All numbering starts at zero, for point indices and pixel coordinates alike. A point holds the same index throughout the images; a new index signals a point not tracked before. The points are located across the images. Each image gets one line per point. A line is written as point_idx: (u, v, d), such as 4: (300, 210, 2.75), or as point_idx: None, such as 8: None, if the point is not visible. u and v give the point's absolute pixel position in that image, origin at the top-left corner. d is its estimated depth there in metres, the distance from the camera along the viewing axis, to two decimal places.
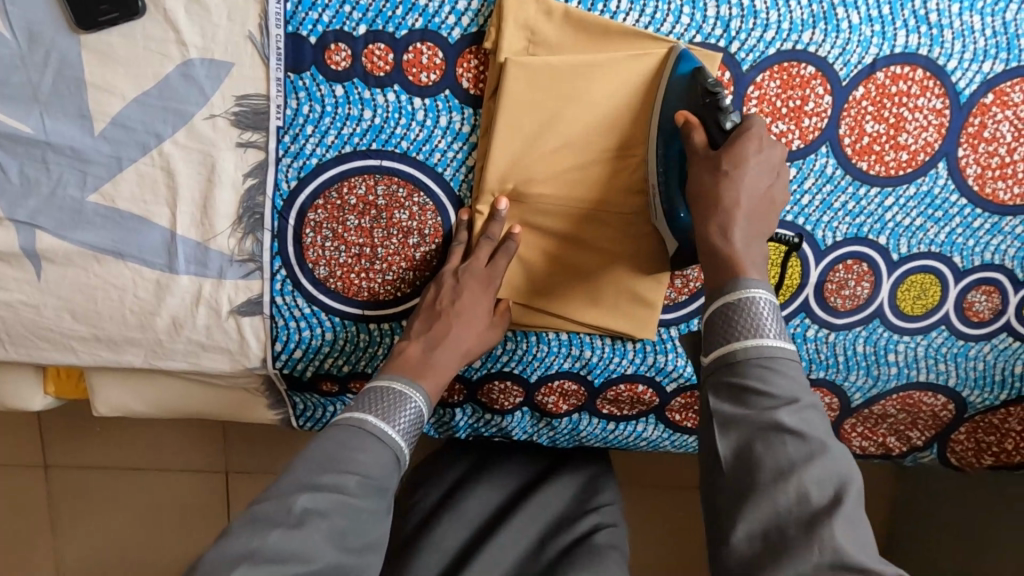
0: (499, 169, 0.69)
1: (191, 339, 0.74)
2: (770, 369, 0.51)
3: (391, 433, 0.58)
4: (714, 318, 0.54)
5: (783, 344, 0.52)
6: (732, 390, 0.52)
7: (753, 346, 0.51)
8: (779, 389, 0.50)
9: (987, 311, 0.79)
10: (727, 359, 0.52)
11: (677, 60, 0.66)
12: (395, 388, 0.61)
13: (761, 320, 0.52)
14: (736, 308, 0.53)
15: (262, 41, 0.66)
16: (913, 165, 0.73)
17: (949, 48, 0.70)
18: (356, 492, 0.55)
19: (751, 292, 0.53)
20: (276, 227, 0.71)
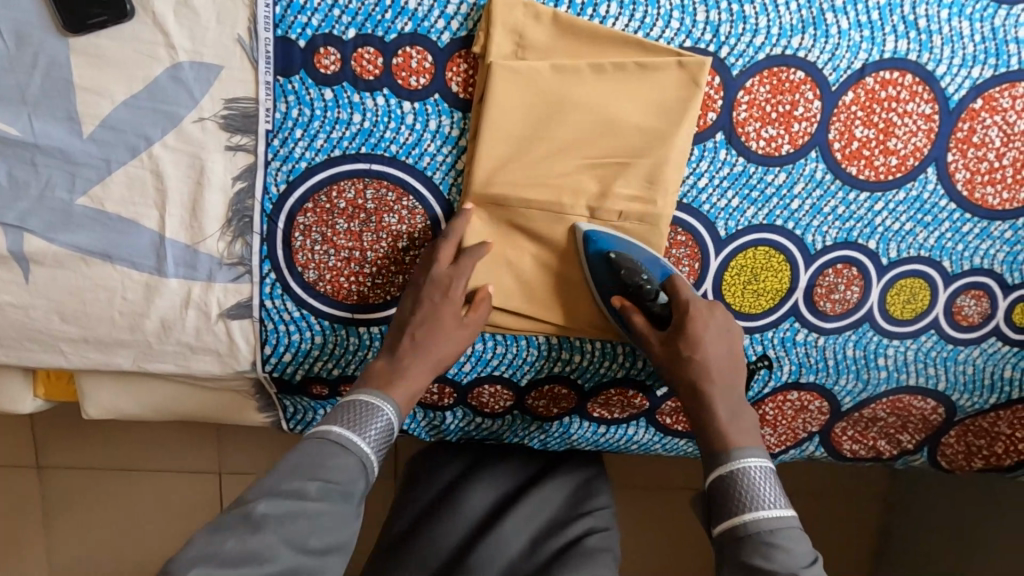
0: (488, 173, 0.69)
1: (181, 342, 0.74)
2: (772, 540, 0.56)
3: (351, 437, 0.58)
4: (714, 492, 0.61)
5: (783, 517, 0.57)
6: (742, 568, 0.56)
7: (750, 519, 0.57)
8: (784, 564, 0.54)
9: (977, 316, 0.79)
10: (733, 534, 0.58)
11: (585, 245, 0.71)
12: (363, 399, 0.61)
13: (755, 492, 0.58)
14: (731, 483, 0.60)
15: (251, 44, 0.66)
16: (902, 170, 0.74)
17: (938, 54, 0.70)
18: (314, 498, 0.55)
19: (741, 464, 0.60)
20: (266, 230, 0.71)
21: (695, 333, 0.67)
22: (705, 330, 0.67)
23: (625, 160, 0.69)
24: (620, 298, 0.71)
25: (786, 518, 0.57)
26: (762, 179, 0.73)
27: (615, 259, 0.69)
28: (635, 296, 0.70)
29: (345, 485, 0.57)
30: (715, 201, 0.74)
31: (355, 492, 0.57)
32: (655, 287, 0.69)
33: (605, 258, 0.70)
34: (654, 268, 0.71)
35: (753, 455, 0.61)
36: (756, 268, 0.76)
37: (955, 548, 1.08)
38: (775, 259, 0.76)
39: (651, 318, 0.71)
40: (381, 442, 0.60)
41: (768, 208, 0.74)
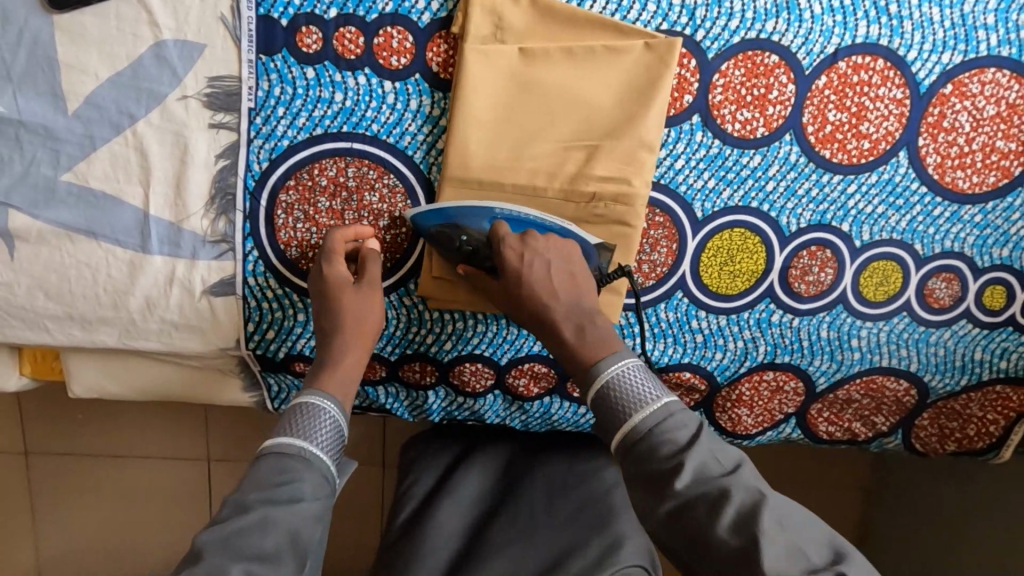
0: (466, 152, 0.70)
1: (165, 319, 0.75)
2: (656, 432, 0.57)
3: (282, 439, 0.59)
4: (597, 410, 0.61)
5: (662, 406, 0.58)
6: (641, 472, 0.56)
7: (633, 424, 0.57)
8: (672, 452, 0.55)
9: (947, 298, 0.81)
10: (625, 444, 0.58)
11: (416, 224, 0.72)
12: (297, 402, 0.63)
13: (627, 395, 0.59)
14: (608, 395, 0.60)
15: (234, 23, 0.67)
16: (874, 154, 0.75)
17: (909, 39, 0.72)
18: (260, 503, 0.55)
19: (607, 375, 0.60)
20: (248, 208, 0.72)
21: (515, 269, 0.66)
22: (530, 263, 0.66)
23: (601, 140, 0.71)
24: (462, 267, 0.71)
25: (664, 407, 0.58)
26: (737, 161, 0.75)
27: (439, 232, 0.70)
28: (470, 259, 0.69)
29: (289, 487, 0.57)
30: (692, 182, 0.75)
31: (305, 486, 0.57)
32: (477, 240, 0.69)
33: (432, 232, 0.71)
34: (479, 221, 0.70)
35: (619, 359, 0.61)
36: (732, 250, 0.78)
37: (933, 530, 1.10)
38: (751, 240, 0.77)
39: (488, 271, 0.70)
40: (321, 435, 0.61)
41: (743, 190, 0.76)
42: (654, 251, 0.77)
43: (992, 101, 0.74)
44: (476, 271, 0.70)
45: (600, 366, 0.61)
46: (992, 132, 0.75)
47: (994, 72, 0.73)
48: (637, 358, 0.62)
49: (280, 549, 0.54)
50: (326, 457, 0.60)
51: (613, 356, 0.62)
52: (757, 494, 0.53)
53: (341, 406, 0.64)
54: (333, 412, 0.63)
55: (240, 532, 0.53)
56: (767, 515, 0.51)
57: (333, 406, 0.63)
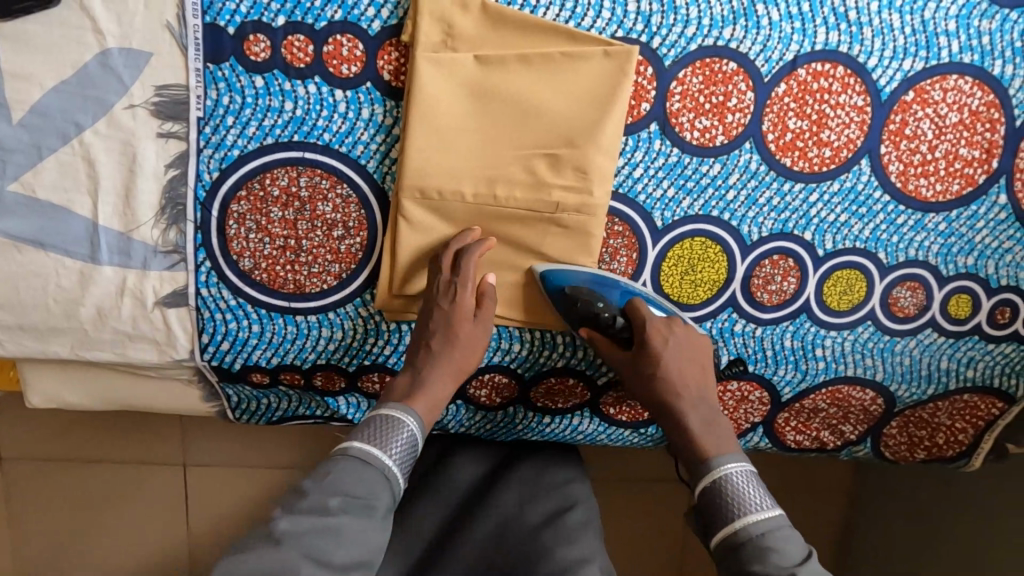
0: (420, 161, 0.69)
1: (119, 330, 0.74)
2: (764, 542, 0.58)
3: (367, 451, 0.61)
4: (705, 502, 0.63)
5: (772, 518, 0.59)
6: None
7: (743, 525, 0.59)
8: (781, 563, 0.56)
9: (912, 307, 0.80)
10: (729, 542, 0.60)
11: (544, 280, 0.73)
12: (384, 414, 0.64)
13: (742, 497, 0.61)
14: (719, 492, 0.62)
15: (180, 31, 0.66)
16: (836, 162, 0.74)
17: (869, 46, 0.71)
18: (333, 512, 0.57)
19: (723, 471, 0.63)
20: (199, 218, 0.71)
21: (654, 350, 0.69)
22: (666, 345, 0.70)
23: (558, 149, 0.70)
24: (585, 329, 0.72)
25: (776, 519, 0.60)
26: (697, 170, 0.74)
27: (571, 292, 0.70)
28: (595, 325, 0.71)
29: (365, 496, 0.59)
30: (651, 191, 0.74)
31: (377, 506, 0.59)
32: (613, 311, 0.70)
33: (563, 291, 0.71)
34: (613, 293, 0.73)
35: (735, 460, 0.64)
36: (693, 259, 0.77)
37: (907, 537, 1.10)
38: (712, 250, 0.76)
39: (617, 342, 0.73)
40: (397, 449, 0.62)
41: (704, 199, 0.75)
42: (614, 261, 0.76)
43: (955, 108, 0.73)
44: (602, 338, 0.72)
45: (720, 458, 0.64)
46: (956, 140, 0.74)
47: (957, 78, 0.72)
48: (750, 465, 0.65)
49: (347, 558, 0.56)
50: (400, 470, 0.63)
51: (733, 454, 0.65)
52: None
53: (421, 422, 0.66)
54: (413, 428, 0.64)
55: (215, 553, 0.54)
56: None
57: (413, 422, 0.64)
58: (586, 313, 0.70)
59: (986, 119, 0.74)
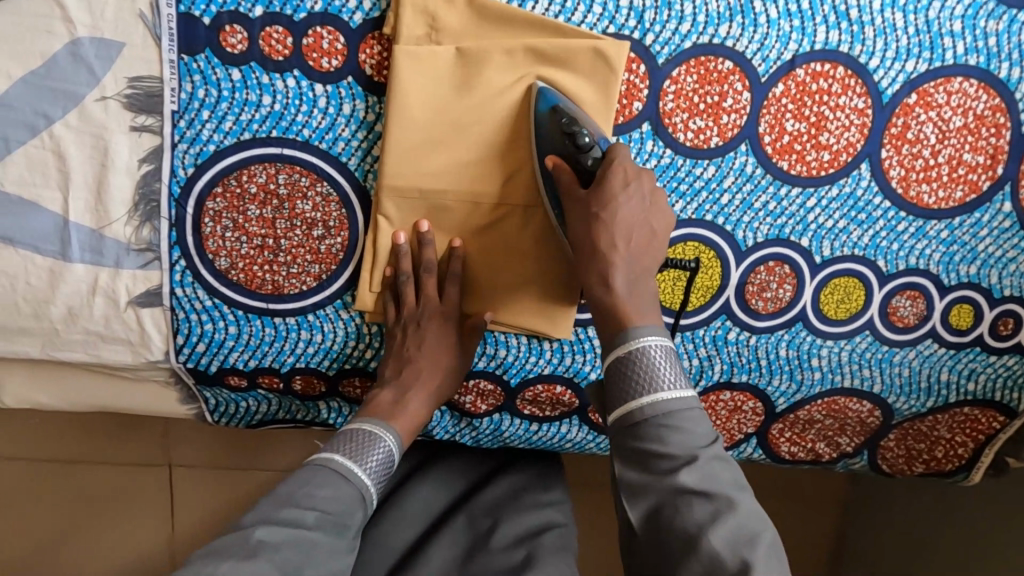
0: (402, 160, 0.67)
1: (90, 330, 0.72)
2: (665, 426, 0.51)
3: (346, 463, 0.63)
4: (611, 374, 0.54)
5: (680, 401, 0.51)
6: (636, 454, 0.51)
7: (650, 403, 0.51)
8: (680, 447, 0.50)
9: (912, 317, 0.78)
10: (628, 421, 0.52)
11: (537, 96, 0.65)
12: (364, 429, 0.66)
13: (655, 371, 0.52)
14: (632, 364, 0.53)
15: (153, 20, 0.63)
16: (835, 166, 0.72)
17: (871, 46, 0.68)
18: (312, 526, 0.58)
19: (642, 342, 0.53)
20: (174, 215, 0.69)
21: (611, 193, 0.59)
22: (624, 190, 0.59)
23: None
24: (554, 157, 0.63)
25: (684, 398, 0.52)
26: (690, 172, 0.71)
27: (560, 110, 0.64)
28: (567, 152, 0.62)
29: (340, 514, 0.60)
30: None
31: (350, 524, 0.61)
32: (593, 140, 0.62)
33: (553, 108, 0.64)
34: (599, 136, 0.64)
35: (651, 334, 0.54)
36: None
37: (901, 551, 1.07)
38: (706, 255, 0.74)
39: (579, 173, 0.62)
40: (373, 464, 0.64)
41: (697, 203, 0.72)
42: None
43: (959, 112, 0.71)
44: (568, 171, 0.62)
45: (635, 330, 0.54)
46: (960, 145, 0.72)
47: (961, 81, 0.70)
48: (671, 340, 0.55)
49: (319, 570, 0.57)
50: (374, 489, 0.64)
51: (650, 326, 0.54)
52: (757, 519, 0.49)
53: (399, 440, 0.68)
54: (389, 445, 0.66)
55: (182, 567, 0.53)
56: (764, 541, 0.47)
57: (391, 439, 0.67)
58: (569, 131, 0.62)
59: (991, 124, 0.71)
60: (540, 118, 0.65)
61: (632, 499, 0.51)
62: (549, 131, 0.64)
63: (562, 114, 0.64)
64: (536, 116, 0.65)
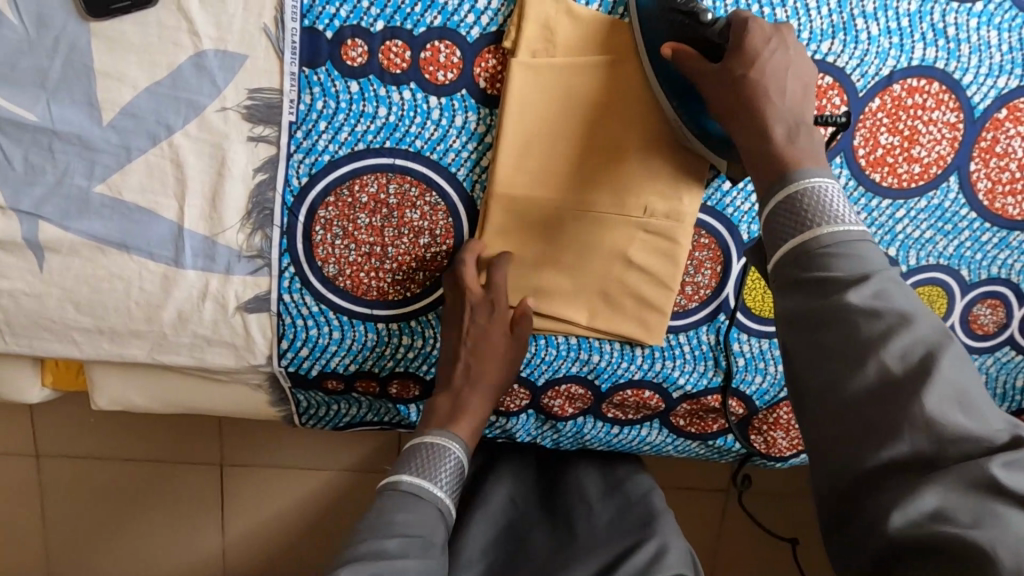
0: (512, 168, 0.68)
1: (198, 334, 0.73)
2: (839, 253, 0.48)
3: (419, 479, 0.65)
4: (775, 217, 0.51)
5: (857, 231, 0.48)
6: (806, 282, 0.49)
7: (825, 232, 0.48)
8: (859, 273, 0.47)
9: (992, 325, 0.80)
10: (797, 253, 0.49)
11: None
12: (425, 442, 0.68)
13: (826, 207, 0.50)
14: (799, 201, 0.50)
15: (277, 34, 0.65)
16: (925, 178, 0.74)
17: (966, 63, 0.70)
18: (397, 553, 0.59)
19: (809, 182, 0.51)
20: (286, 223, 0.70)
21: (754, 50, 0.56)
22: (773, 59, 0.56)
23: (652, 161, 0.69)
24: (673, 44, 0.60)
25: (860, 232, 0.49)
26: None
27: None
28: (688, 30, 0.60)
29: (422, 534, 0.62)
30: (738, 205, 0.73)
31: (434, 540, 0.62)
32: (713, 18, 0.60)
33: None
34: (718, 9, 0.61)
35: (823, 174, 0.52)
36: None
37: None
38: None
39: (705, 48, 0.59)
40: (443, 476, 0.66)
41: None
42: (698, 274, 0.75)
43: None
44: (689, 51, 0.59)
45: (801, 171, 0.51)
46: None
47: None
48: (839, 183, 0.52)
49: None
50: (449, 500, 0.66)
51: (814, 167, 0.52)
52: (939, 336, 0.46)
53: (463, 444, 0.69)
54: (454, 451, 0.68)
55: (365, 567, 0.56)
56: (946, 357, 0.45)
57: (459, 449, 0.69)
58: (684, 9, 0.61)
59: None
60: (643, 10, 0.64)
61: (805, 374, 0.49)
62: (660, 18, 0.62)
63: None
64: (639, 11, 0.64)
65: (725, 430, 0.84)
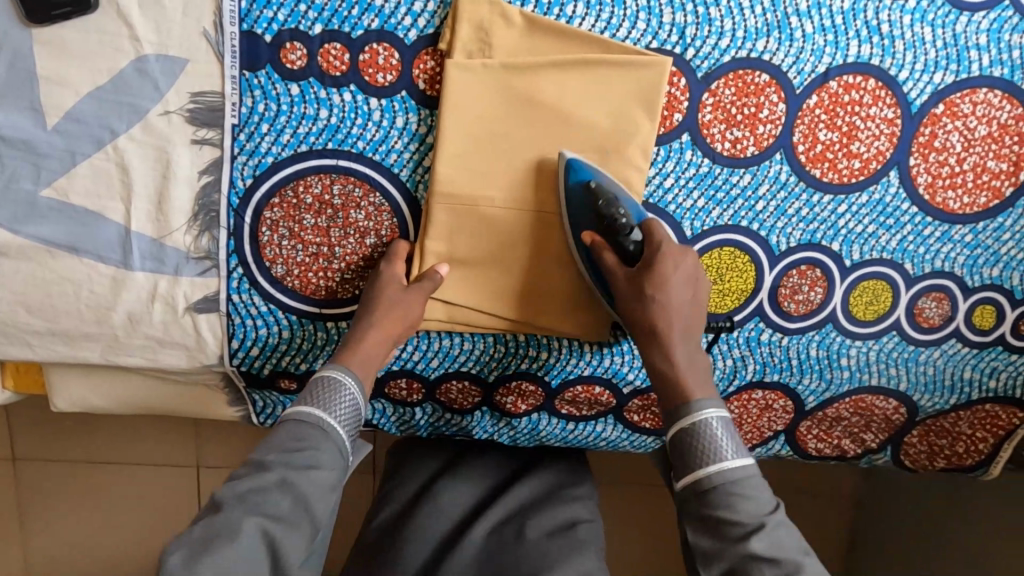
0: (452, 167, 0.69)
1: (149, 336, 0.74)
2: (733, 490, 0.57)
3: (303, 409, 0.62)
4: (677, 443, 0.61)
5: (746, 469, 0.58)
6: (706, 522, 0.58)
7: (715, 471, 0.58)
8: (748, 515, 0.56)
9: (937, 317, 0.81)
10: (696, 488, 0.59)
11: (566, 170, 0.69)
12: (314, 376, 0.66)
13: (718, 443, 0.59)
14: (694, 435, 0.60)
15: (216, 38, 0.66)
16: (865, 173, 0.75)
17: (901, 59, 0.71)
18: (271, 466, 0.59)
19: (702, 414, 0.60)
20: (232, 224, 0.71)
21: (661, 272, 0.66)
22: (675, 270, 0.67)
23: (592, 160, 0.70)
24: (590, 234, 0.69)
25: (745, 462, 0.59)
26: (727, 180, 0.74)
27: (597, 188, 0.68)
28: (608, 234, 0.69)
29: (302, 454, 0.60)
30: (681, 202, 0.74)
31: (321, 455, 0.60)
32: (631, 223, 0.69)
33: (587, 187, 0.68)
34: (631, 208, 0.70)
35: (715, 408, 0.61)
36: (721, 268, 0.77)
37: (914, 546, 1.10)
38: (740, 259, 0.77)
39: (623, 256, 0.69)
40: (332, 407, 0.63)
41: (733, 209, 0.75)
42: None
43: (983, 121, 0.74)
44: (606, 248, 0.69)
45: (693, 406, 0.61)
46: (984, 153, 0.75)
47: (987, 92, 0.73)
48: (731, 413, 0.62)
49: (296, 511, 0.58)
50: (341, 425, 0.63)
51: (706, 400, 0.62)
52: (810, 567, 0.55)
53: (355, 374, 0.66)
54: (343, 381, 0.65)
55: (258, 497, 0.57)
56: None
57: (351, 381, 0.65)
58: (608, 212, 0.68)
59: (1014, 133, 0.74)
60: (572, 194, 0.69)
61: (706, 564, 0.57)
62: (587, 208, 0.69)
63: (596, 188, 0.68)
64: (566, 187, 0.69)
65: None
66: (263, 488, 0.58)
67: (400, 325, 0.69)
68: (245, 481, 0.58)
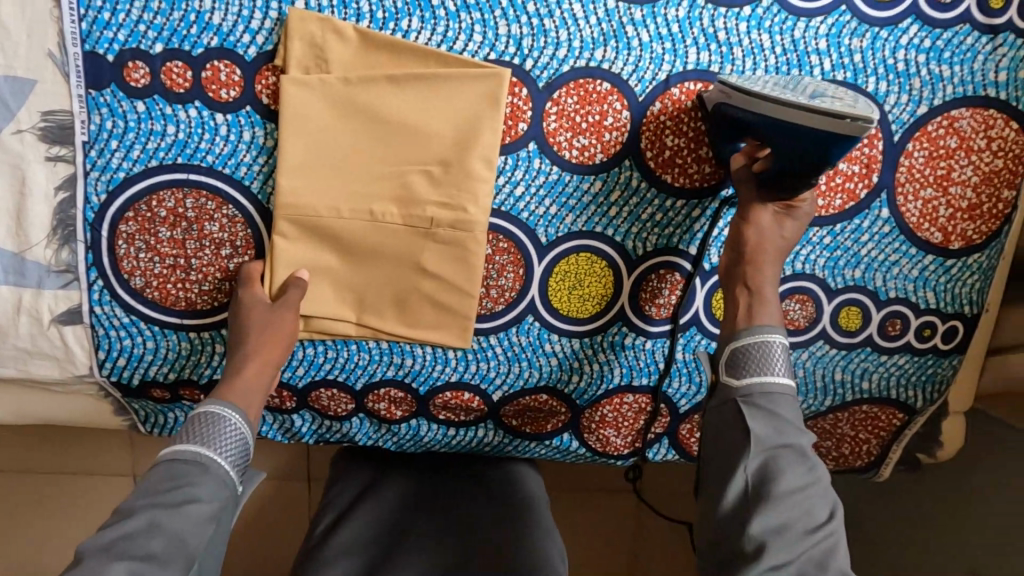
0: (299, 180, 0.71)
1: (18, 347, 0.76)
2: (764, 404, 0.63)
3: (178, 446, 0.63)
4: (736, 351, 0.66)
5: (783, 386, 0.63)
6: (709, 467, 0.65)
7: (758, 381, 0.64)
8: (768, 424, 0.62)
9: (803, 319, 0.81)
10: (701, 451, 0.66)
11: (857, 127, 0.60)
12: (192, 412, 0.66)
13: (774, 360, 0.64)
14: (757, 348, 0.65)
15: (62, 59, 0.68)
16: (716, 177, 0.75)
17: (741, 65, 0.72)
18: (142, 510, 0.59)
19: (768, 336, 0.65)
20: (90, 238, 0.73)
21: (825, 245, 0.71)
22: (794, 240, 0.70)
23: (436, 169, 0.72)
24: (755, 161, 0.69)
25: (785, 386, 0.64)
26: (578, 187, 0.75)
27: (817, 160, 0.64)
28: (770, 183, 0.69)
29: (180, 494, 0.61)
30: (533, 209, 0.75)
31: (200, 490, 0.62)
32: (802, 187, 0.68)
33: None
34: None
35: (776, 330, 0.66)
36: (580, 274, 0.78)
37: None
38: (598, 264, 0.78)
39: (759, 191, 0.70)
40: (217, 440, 0.65)
41: (586, 215, 0.76)
42: (501, 277, 0.77)
43: None
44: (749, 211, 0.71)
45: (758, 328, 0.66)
46: None
47: None
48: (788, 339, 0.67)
49: (170, 551, 0.58)
50: (228, 458, 0.65)
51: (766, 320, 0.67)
52: (817, 503, 0.61)
53: (236, 404, 0.68)
54: (227, 412, 0.66)
55: (125, 542, 0.57)
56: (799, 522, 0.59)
57: (233, 412, 0.66)
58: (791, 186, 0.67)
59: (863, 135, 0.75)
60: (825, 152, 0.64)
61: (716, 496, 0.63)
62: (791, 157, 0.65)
63: (726, 109, 0.67)
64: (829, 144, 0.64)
65: (558, 429, 0.85)
66: (133, 534, 0.58)
67: (257, 334, 0.71)
68: (113, 530, 0.58)
